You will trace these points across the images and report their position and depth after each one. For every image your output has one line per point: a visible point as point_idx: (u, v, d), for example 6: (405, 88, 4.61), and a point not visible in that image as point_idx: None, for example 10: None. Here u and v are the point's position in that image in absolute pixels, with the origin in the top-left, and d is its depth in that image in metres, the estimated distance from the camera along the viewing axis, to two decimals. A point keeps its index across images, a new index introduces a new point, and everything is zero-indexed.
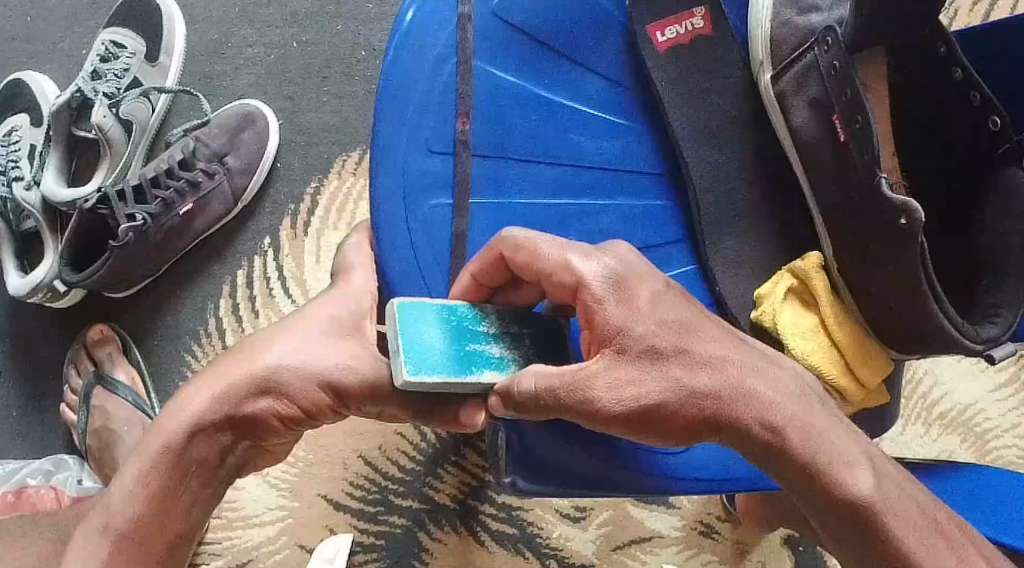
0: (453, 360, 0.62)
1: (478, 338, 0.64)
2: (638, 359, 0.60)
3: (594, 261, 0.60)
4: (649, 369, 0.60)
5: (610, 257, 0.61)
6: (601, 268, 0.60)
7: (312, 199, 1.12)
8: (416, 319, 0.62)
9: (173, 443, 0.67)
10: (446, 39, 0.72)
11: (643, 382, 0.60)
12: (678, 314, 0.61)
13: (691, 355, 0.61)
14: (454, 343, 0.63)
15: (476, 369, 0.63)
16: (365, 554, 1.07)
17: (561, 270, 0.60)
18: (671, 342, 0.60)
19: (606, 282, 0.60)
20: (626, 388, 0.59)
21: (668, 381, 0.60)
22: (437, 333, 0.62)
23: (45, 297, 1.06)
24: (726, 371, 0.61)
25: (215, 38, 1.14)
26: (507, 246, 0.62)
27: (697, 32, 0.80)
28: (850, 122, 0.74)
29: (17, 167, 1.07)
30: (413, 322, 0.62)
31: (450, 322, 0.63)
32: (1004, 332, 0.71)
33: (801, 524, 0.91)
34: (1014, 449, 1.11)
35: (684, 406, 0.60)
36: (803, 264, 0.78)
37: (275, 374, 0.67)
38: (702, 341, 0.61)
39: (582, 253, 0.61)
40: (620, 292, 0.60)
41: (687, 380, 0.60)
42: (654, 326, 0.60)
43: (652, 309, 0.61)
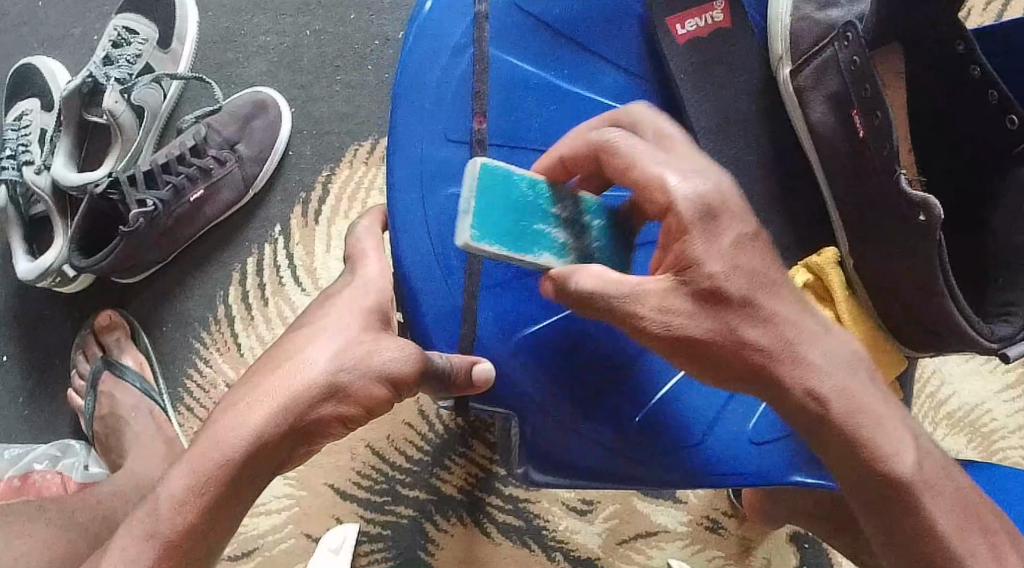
0: (515, 236, 0.60)
1: (544, 220, 0.62)
2: (696, 295, 0.58)
3: (690, 179, 0.59)
4: (702, 309, 0.59)
5: (705, 180, 0.59)
6: (694, 189, 0.58)
7: (323, 188, 1.12)
8: (494, 180, 0.60)
9: (234, 463, 0.62)
10: (464, 30, 0.72)
11: (692, 318, 0.59)
12: (755, 267, 0.59)
13: (755, 311, 0.59)
14: (520, 216, 0.61)
15: (536, 250, 0.61)
16: (371, 544, 1.07)
17: (658, 181, 0.59)
18: (740, 289, 0.58)
19: (702, 201, 0.58)
20: (676, 316, 0.58)
21: (719, 323, 0.59)
22: (508, 200, 0.60)
23: (54, 282, 1.06)
24: (785, 334, 0.59)
25: (227, 25, 1.13)
26: (607, 146, 0.61)
27: (717, 26, 0.79)
28: (869, 117, 0.75)
29: (27, 152, 1.08)
30: (488, 186, 0.60)
31: (523, 197, 0.61)
32: (1018, 331, 0.69)
33: (809, 518, 0.91)
34: (1021, 450, 1.11)
35: (728, 349, 0.59)
36: (820, 259, 0.78)
37: (337, 376, 0.64)
38: (773, 299, 0.59)
39: (681, 170, 0.59)
40: (709, 219, 0.58)
41: (743, 325, 0.59)
42: (726, 270, 0.58)
43: (729, 254, 0.58)
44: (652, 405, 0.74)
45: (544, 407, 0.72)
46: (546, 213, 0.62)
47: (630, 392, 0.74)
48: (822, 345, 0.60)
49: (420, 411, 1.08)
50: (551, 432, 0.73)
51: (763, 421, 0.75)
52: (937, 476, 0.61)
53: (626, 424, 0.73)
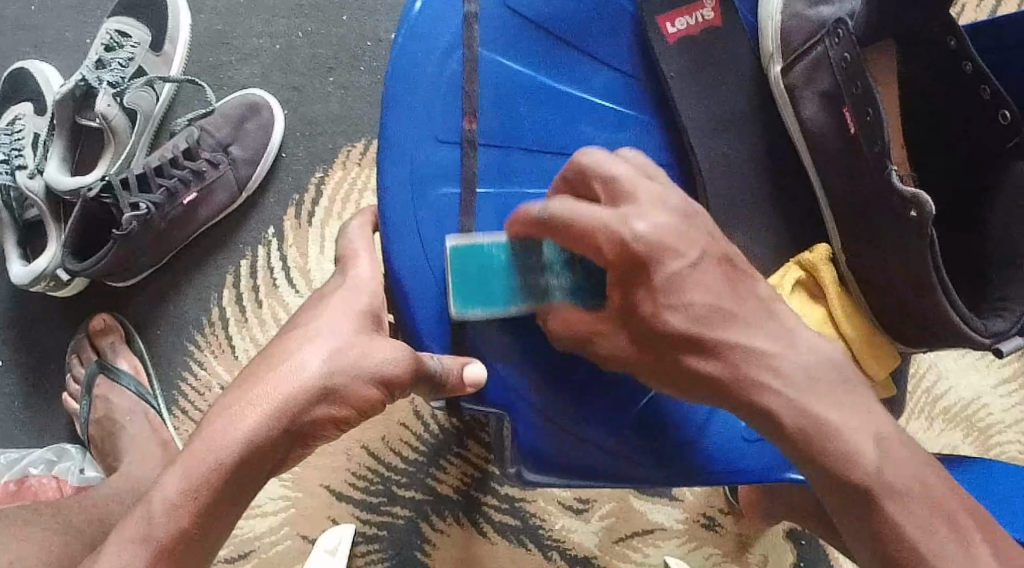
0: (490, 297, 0.70)
1: (513, 276, 0.70)
2: (641, 333, 0.63)
3: (633, 222, 0.60)
4: (646, 343, 0.63)
5: (648, 221, 0.60)
6: (636, 232, 0.60)
7: (316, 189, 1.12)
8: (460, 255, 0.69)
9: (228, 466, 0.62)
10: (455, 30, 0.72)
11: (639, 349, 0.63)
12: (703, 301, 0.60)
13: (704, 343, 0.61)
14: (491, 277, 0.70)
15: (514, 303, 0.70)
16: (368, 545, 1.07)
17: (596, 235, 0.60)
18: (682, 326, 0.61)
19: (642, 248, 0.60)
20: (628, 350, 0.64)
21: (667, 355, 0.62)
22: (477, 267, 0.69)
23: (48, 286, 1.06)
24: (740, 360, 0.61)
25: (220, 28, 1.13)
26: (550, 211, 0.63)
27: (708, 24, 0.79)
28: (861, 115, 0.74)
29: (20, 156, 1.07)
30: (456, 262, 0.69)
31: (490, 259, 0.70)
32: (1012, 327, 0.70)
33: (805, 514, 0.92)
34: (1017, 444, 1.11)
35: (681, 374, 0.62)
36: (811, 255, 0.79)
37: (330, 378, 0.63)
38: (726, 329, 0.61)
39: (622, 215, 0.60)
40: (651, 262, 0.60)
41: (691, 358, 0.62)
42: (664, 310, 0.61)
43: (671, 294, 0.61)
44: (649, 398, 0.74)
45: (537, 408, 0.73)
46: (513, 267, 0.70)
47: (628, 386, 0.74)
48: (803, 355, 0.61)
49: (415, 412, 1.08)
50: (548, 430, 0.73)
51: None
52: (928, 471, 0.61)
53: (623, 420, 0.74)
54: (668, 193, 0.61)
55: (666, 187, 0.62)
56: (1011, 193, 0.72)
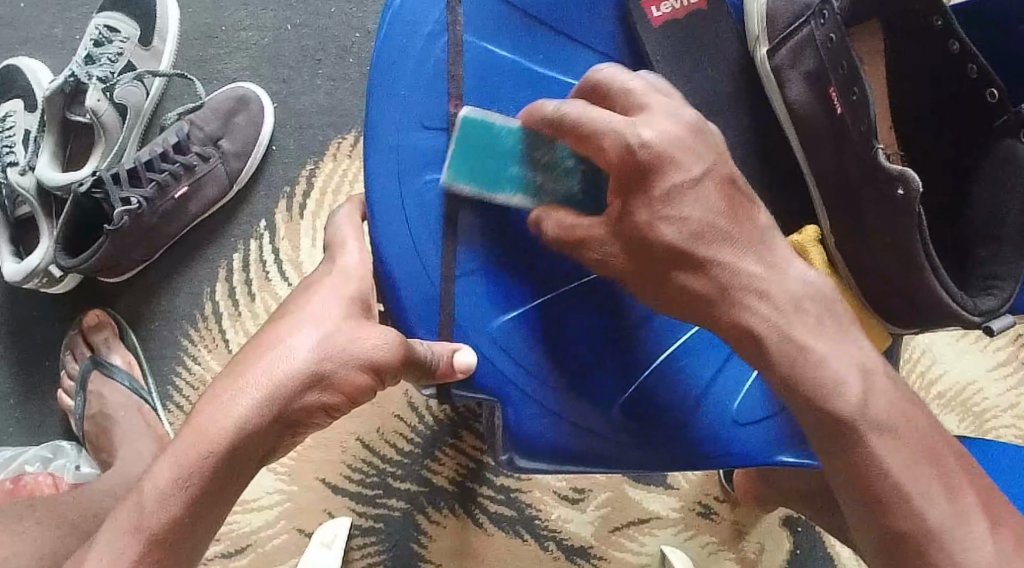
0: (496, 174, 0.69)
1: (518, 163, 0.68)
2: (624, 236, 0.62)
3: (642, 127, 0.60)
4: (642, 253, 0.62)
5: (655, 128, 0.61)
6: (643, 137, 0.60)
7: (306, 181, 1.11)
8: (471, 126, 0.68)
9: (218, 454, 0.62)
10: (437, 17, 0.72)
11: (632, 258, 0.63)
12: (697, 215, 0.61)
13: (693, 260, 0.62)
14: (496, 160, 0.68)
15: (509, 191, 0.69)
16: (364, 537, 1.07)
17: (605, 136, 0.60)
18: (682, 235, 0.61)
19: (648, 153, 0.60)
20: (605, 256, 0.64)
21: (656, 268, 0.62)
22: (484, 142, 0.68)
23: (41, 283, 1.06)
24: (726, 279, 0.62)
25: (208, 22, 1.13)
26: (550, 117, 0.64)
27: (693, 6, 0.78)
28: (848, 95, 0.75)
29: (11, 153, 1.08)
30: (465, 130, 0.68)
31: (498, 138, 0.68)
32: (1002, 305, 0.70)
33: (801, 498, 0.91)
34: (1013, 428, 1.11)
35: (667, 287, 0.63)
36: (801, 236, 0.78)
37: (319, 364, 0.63)
38: (717, 247, 0.61)
39: (630, 122, 0.61)
40: (656, 168, 0.61)
41: (682, 274, 0.62)
42: (660, 219, 0.61)
43: (669, 205, 0.61)
44: (643, 381, 0.74)
45: (533, 394, 0.72)
46: (522, 154, 0.68)
47: (621, 370, 0.74)
48: (788, 326, 0.61)
49: (409, 403, 1.08)
50: (546, 416, 0.72)
51: (750, 398, 0.76)
52: (917, 450, 0.61)
53: (617, 403, 0.74)
54: (680, 107, 0.62)
55: (677, 102, 0.63)
56: (997, 171, 0.72)
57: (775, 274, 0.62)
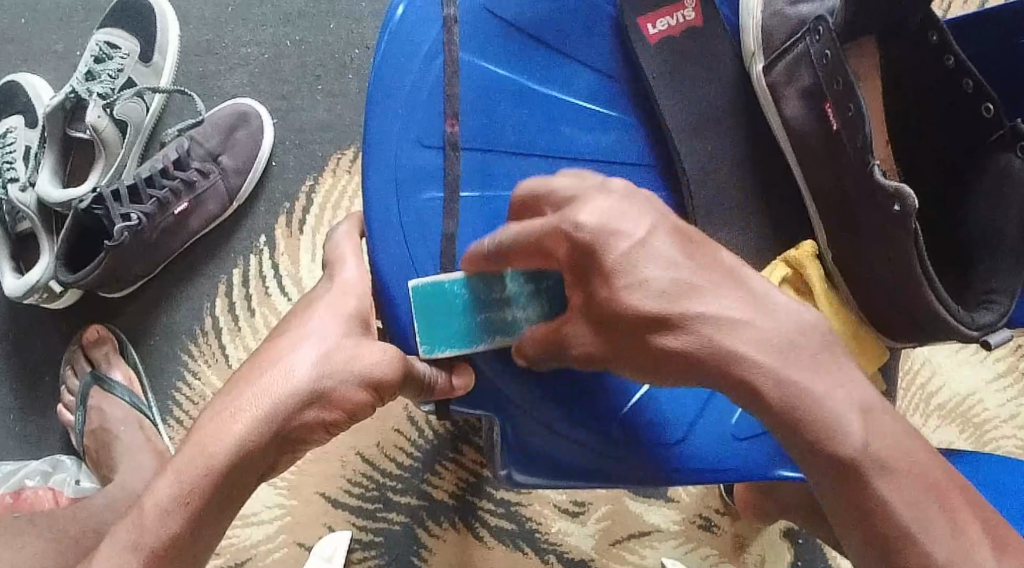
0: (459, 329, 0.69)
1: (471, 314, 0.69)
2: (596, 318, 0.61)
3: (574, 214, 0.59)
4: (614, 330, 0.60)
5: (591, 207, 0.59)
6: (580, 223, 0.58)
7: (306, 197, 1.12)
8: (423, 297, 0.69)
9: (218, 473, 0.62)
10: (434, 36, 0.72)
11: (608, 340, 0.61)
12: (663, 277, 0.58)
13: (670, 320, 0.58)
14: (453, 318, 0.69)
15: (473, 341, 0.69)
16: (365, 551, 1.07)
17: (549, 240, 0.60)
18: (655, 301, 0.58)
19: (585, 234, 0.58)
20: (584, 342, 0.63)
21: (635, 338, 0.60)
22: (439, 308, 0.69)
23: (41, 298, 1.06)
24: (709, 332, 0.58)
25: (208, 38, 1.14)
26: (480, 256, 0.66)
27: (688, 24, 0.79)
28: (843, 111, 0.75)
29: (12, 169, 1.08)
30: (418, 307, 0.69)
31: (449, 294, 0.69)
32: (999, 319, 0.70)
33: (802, 511, 0.91)
34: (1014, 439, 1.11)
35: (652, 353, 0.59)
36: (797, 252, 0.79)
37: (318, 383, 0.63)
38: (695, 301, 0.58)
39: (564, 214, 0.59)
40: (601, 248, 0.58)
41: (661, 338, 0.59)
42: (623, 291, 0.58)
43: (627, 273, 0.58)
44: (633, 402, 0.74)
45: (527, 409, 0.73)
46: (476, 306, 0.69)
47: (607, 393, 0.74)
48: (789, 349, 0.59)
49: (409, 417, 1.08)
50: (537, 430, 0.73)
51: (745, 416, 0.75)
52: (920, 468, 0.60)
53: (607, 421, 0.74)
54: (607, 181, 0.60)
55: (604, 178, 0.61)
56: (995, 187, 0.72)
57: (765, 311, 0.59)
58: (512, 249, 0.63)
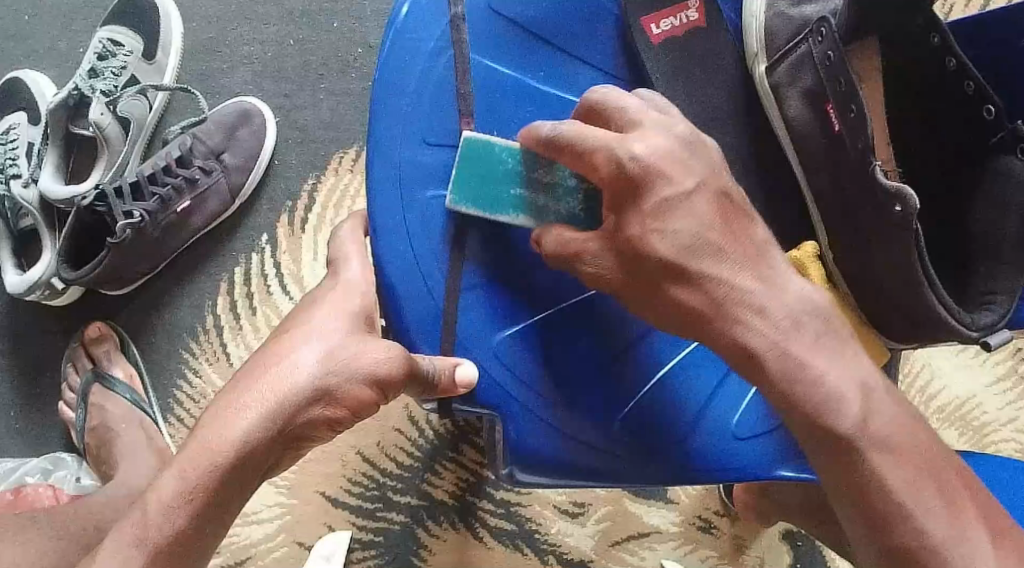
0: (500, 198, 0.70)
1: (517, 186, 0.70)
2: (620, 247, 0.62)
3: (633, 141, 0.61)
4: (632, 266, 0.62)
5: (647, 142, 0.61)
6: (634, 152, 0.60)
7: (309, 195, 1.12)
8: (471, 149, 0.70)
9: (222, 472, 0.62)
10: (439, 34, 0.72)
11: (625, 270, 0.62)
12: (689, 230, 0.61)
13: (687, 275, 0.61)
14: (499, 181, 0.69)
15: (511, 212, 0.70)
16: (364, 551, 1.07)
17: (597, 152, 0.61)
18: (680, 251, 0.61)
19: (636, 165, 0.60)
20: (597, 261, 0.63)
21: (651, 283, 0.62)
22: (484, 169, 0.70)
23: (44, 295, 1.06)
24: (720, 295, 0.61)
25: (211, 36, 1.14)
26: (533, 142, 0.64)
27: (693, 25, 0.79)
28: (845, 112, 0.75)
29: (14, 165, 1.08)
30: (467, 153, 0.70)
31: (501, 164, 0.69)
32: (1000, 320, 0.71)
33: (802, 513, 0.91)
34: (1013, 443, 1.11)
35: (661, 302, 0.62)
36: (799, 252, 0.80)
37: (322, 380, 0.63)
38: (713, 262, 0.61)
39: (623, 138, 0.61)
40: (646, 184, 0.61)
41: (674, 288, 0.61)
42: (651, 233, 0.61)
43: (660, 219, 0.61)
44: (637, 401, 0.74)
45: (532, 408, 0.72)
46: (520, 179, 0.69)
47: (613, 392, 0.74)
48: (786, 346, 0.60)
49: (409, 417, 1.08)
50: (542, 428, 0.73)
51: (749, 414, 0.76)
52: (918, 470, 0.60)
53: (611, 418, 0.74)
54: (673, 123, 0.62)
55: (672, 117, 0.63)
56: (996, 189, 0.73)
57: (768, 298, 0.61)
58: (560, 145, 0.63)
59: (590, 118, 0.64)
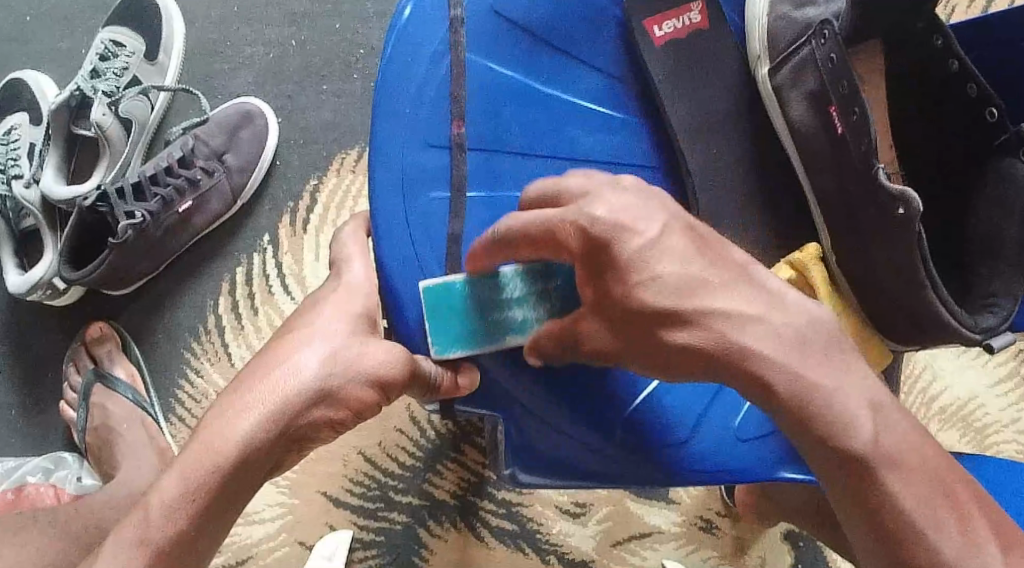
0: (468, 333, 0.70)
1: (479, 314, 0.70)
2: (613, 318, 0.61)
3: (590, 206, 0.59)
4: (626, 326, 0.61)
5: (605, 203, 0.59)
6: (594, 216, 0.59)
7: (310, 196, 1.12)
8: (431, 295, 0.69)
9: (224, 474, 0.62)
10: (442, 36, 0.72)
11: (620, 333, 0.62)
12: (673, 274, 0.59)
13: (682, 317, 0.59)
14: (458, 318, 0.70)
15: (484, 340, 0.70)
16: (365, 551, 1.07)
17: (559, 228, 0.60)
18: (670, 301, 0.59)
19: (603, 229, 0.59)
20: (598, 334, 0.63)
21: (648, 331, 0.60)
22: (448, 305, 0.69)
23: (45, 295, 1.06)
24: (720, 327, 0.59)
25: (213, 37, 1.14)
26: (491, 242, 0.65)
27: (695, 27, 0.79)
28: (849, 114, 0.75)
29: (17, 166, 1.07)
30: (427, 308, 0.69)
31: (456, 299, 0.69)
32: (1002, 322, 0.71)
33: (804, 514, 0.92)
34: (1014, 444, 1.11)
35: (661, 349, 0.60)
36: (802, 254, 0.78)
37: (325, 381, 0.63)
38: (705, 297, 0.59)
39: (578, 204, 0.60)
40: (613, 243, 0.59)
41: (671, 333, 0.60)
42: (636, 289, 0.59)
43: (641, 269, 0.59)
44: (638, 406, 0.74)
45: (532, 411, 0.73)
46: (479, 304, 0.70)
47: (614, 396, 0.74)
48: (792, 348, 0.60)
49: (411, 417, 1.08)
50: (541, 431, 0.73)
51: (751, 416, 0.76)
52: (922, 471, 0.60)
53: (612, 422, 0.74)
54: (618, 177, 0.61)
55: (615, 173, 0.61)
56: (998, 191, 0.73)
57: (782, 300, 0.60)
58: (518, 240, 0.63)
59: (534, 204, 0.63)
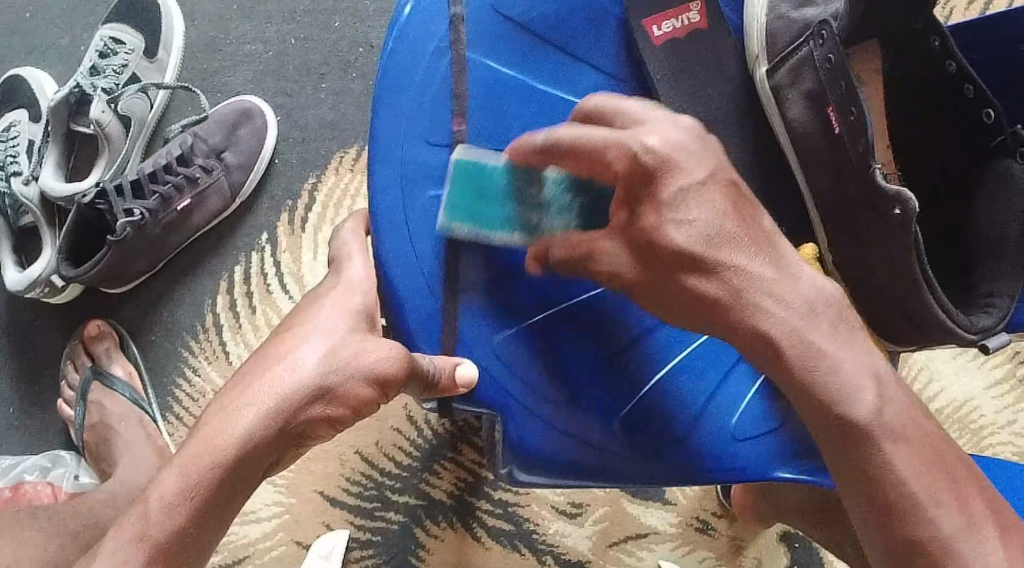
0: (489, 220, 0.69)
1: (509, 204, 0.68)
2: (635, 241, 0.62)
3: (644, 136, 0.60)
4: (650, 265, 0.62)
5: (661, 135, 0.60)
6: (646, 146, 0.60)
7: (310, 194, 1.12)
8: (464, 169, 0.68)
9: (223, 471, 0.62)
10: (442, 34, 0.73)
11: (639, 267, 0.62)
12: (705, 220, 0.60)
13: (704, 263, 0.60)
14: (484, 200, 0.69)
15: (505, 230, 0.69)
16: (361, 550, 1.07)
17: (609, 149, 0.61)
18: (700, 243, 0.60)
19: (650, 162, 0.60)
20: (612, 260, 0.63)
21: (666, 275, 0.62)
22: (476, 190, 0.68)
23: (43, 292, 1.06)
24: (739, 283, 0.60)
25: (214, 34, 1.14)
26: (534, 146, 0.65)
27: (694, 27, 0.80)
28: (845, 114, 0.75)
29: (16, 162, 1.08)
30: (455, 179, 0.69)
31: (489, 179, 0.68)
32: (998, 323, 0.71)
33: (799, 515, 0.92)
34: (1010, 447, 1.11)
35: (679, 295, 0.61)
36: (799, 255, 0.81)
37: (325, 378, 0.63)
38: (728, 251, 0.60)
39: (633, 132, 0.61)
40: (658, 177, 0.60)
41: (692, 278, 0.61)
42: (666, 225, 0.60)
43: (676, 209, 0.60)
44: (636, 402, 0.75)
45: (529, 406, 0.73)
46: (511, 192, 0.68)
47: (612, 393, 0.74)
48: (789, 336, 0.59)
49: (408, 416, 1.08)
50: (540, 428, 0.73)
51: (748, 416, 0.76)
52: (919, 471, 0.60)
53: (610, 418, 0.74)
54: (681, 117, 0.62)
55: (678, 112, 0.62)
56: (994, 193, 0.73)
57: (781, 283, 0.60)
58: (565, 154, 0.63)
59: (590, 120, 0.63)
